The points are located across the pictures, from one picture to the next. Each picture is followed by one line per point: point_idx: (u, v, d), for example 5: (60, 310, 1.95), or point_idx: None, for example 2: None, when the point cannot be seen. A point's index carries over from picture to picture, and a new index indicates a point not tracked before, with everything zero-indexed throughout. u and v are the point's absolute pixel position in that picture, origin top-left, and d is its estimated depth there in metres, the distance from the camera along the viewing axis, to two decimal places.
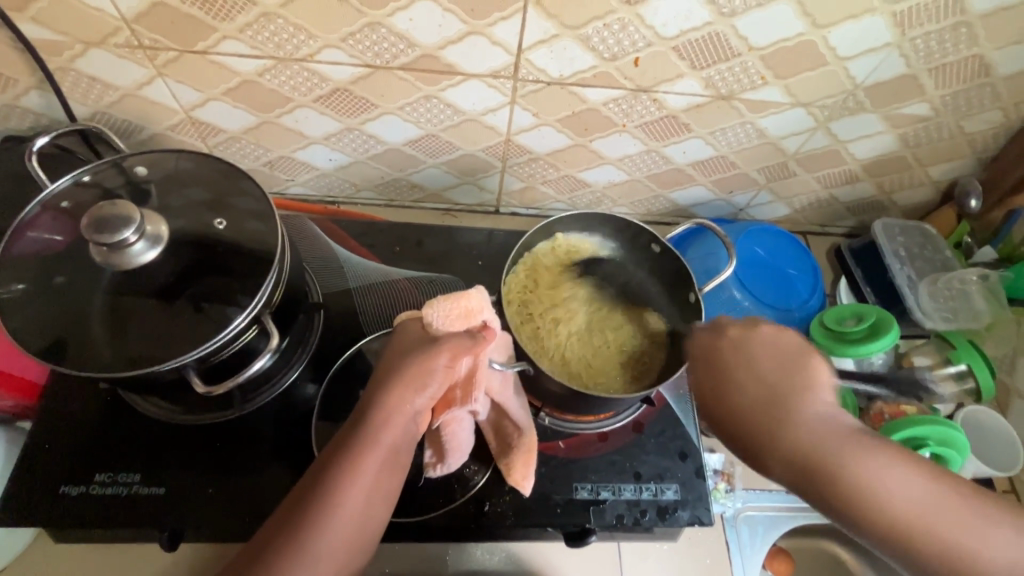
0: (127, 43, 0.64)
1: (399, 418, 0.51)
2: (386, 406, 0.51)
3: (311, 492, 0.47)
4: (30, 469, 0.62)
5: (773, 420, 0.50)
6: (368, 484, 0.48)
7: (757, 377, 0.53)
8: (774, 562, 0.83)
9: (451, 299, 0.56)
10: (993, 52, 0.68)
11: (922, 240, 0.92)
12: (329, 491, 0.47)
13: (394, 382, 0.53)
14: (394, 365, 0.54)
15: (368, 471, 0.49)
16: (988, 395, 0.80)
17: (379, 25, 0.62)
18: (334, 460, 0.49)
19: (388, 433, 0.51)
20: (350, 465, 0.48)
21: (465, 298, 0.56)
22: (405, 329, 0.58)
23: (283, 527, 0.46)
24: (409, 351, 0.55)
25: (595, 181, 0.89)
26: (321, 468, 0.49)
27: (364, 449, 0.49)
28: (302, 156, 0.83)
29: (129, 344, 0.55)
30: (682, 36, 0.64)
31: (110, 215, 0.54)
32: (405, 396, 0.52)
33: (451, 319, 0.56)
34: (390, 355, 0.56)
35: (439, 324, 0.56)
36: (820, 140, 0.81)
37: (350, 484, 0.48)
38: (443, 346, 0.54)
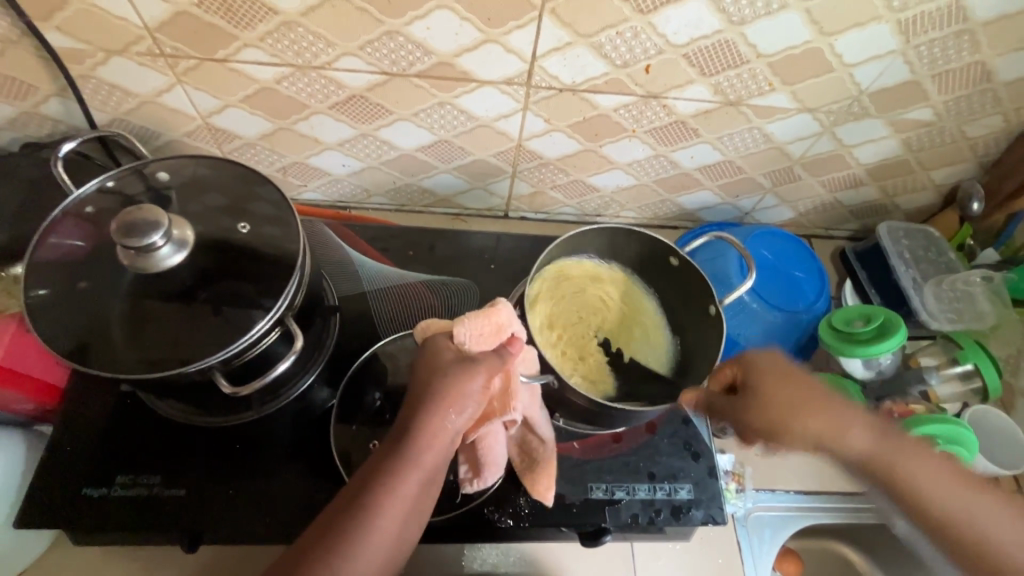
0: (148, 51, 0.65)
1: (439, 442, 0.52)
2: (425, 428, 0.52)
3: (348, 514, 0.48)
4: (51, 472, 0.63)
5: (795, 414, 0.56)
6: (409, 505, 0.49)
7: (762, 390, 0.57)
8: (784, 563, 0.84)
9: (481, 316, 0.57)
10: (995, 59, 0.70)
11: (926, 243, 0.93)
12: (366, 513, 0.48)
13: (434, 403, 0.53)
14: (430, 383, 0.54)
15: (409, 491, 0.50)
16: (995, 395, 0.80)
17: (397, 33, 0.64)
18: (374, 479, 0.49)
19: (428, 456, 0.51)
20: (389, 488, 0.49)
21: (494, 313, 0.58)
22: (436, 345, 0.58)
23: (325, 544, 0.47)
24: (444, 369, 0.55)
25: (603, 185, 0.90)
26: (360, 488, 0.49)
27: (402, 473, 0.50)
28: (316, 162, 0.84)
29: (155, 348, 0.56)
30: (692, 44, 0.66)
31: (139, 220, 0.54)
32: (446, 419, 0.53)
33: (483, 335, 0.57)
34: (422, 371, 0.56)
35: (469, 341, 0.57)
36: (825, 145, 0.82)
37: (386, 509, 0.48)
38: (481, 365, 0.56)
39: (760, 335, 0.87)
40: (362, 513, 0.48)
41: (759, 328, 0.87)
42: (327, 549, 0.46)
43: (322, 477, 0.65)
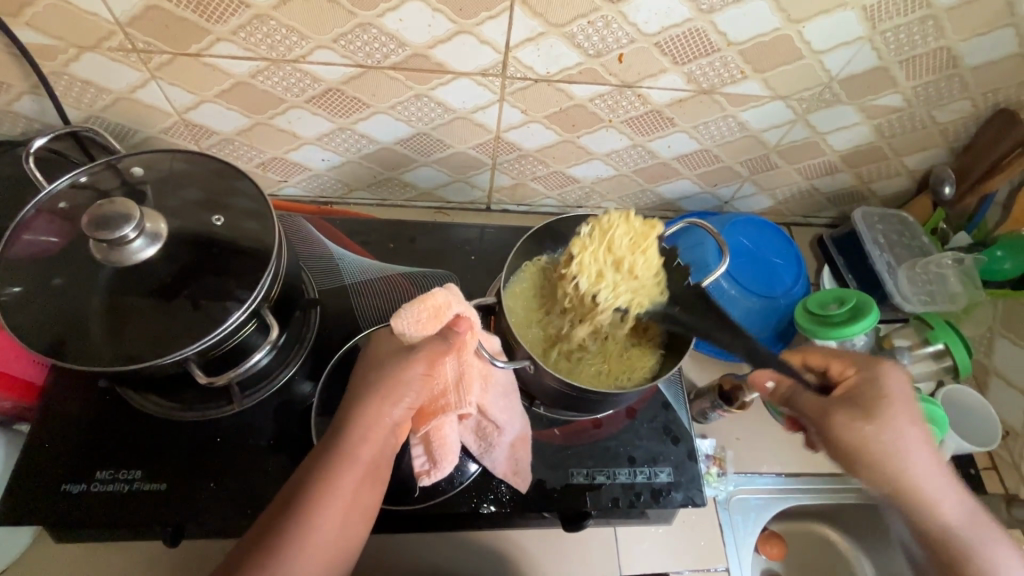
0: (120, 46, 0.65)
1: (377, 432, 0.52)
2: (362, 420, 0.52)
3: (285, 511, 0.48)
4: (31, 469, 0.62)
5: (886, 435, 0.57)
6: (346, 498, 0.50)
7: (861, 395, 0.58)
8: (767, 546, 0.86)
9: (417, 302, 0.56)
10: (960, 44, 0.71)
11: (900, 228, 0.95)
12: (302, 509, 0.48)
13: (369, 393, 0.53)
14: (370, 376, 0.55)
15: (346, 485, 0.50)
16: (965, 372, 0.82)
17: (370, 25, 0.64)
18: (312, 477, 0.50)
19: (365, 448, 0.51)
20: (324, 483, 0.49)
21: (430, 298, 0.57)
22: (381, 339, 0.59)
23: (264, 543, 0.47)
24: (385, 360, 0.56)
25: (583, 176, 0.91)
26: (297, 485, 0.50)
27: (338, 466, 0.50)
28: (295, 157, 0.84)
29: (129, 341, 0.56)
30: (663, 32, 0.66)
31: (109, 213, 0.55)
32: (383, 409, 0.53)
33: (422, 322, 0.56)
34: (364, 365, 0.57)
35: (412, 332, 0.56)
36: (800, 132, 0.83)
37: (323, 503, 0.49)
38: (420, 354, 0.55)
39: (740, 319, 0.89)
40: (298, 509, 0.48)
41: (739, 313, 0.88)
42: (263, 550, 0.47)
43: None
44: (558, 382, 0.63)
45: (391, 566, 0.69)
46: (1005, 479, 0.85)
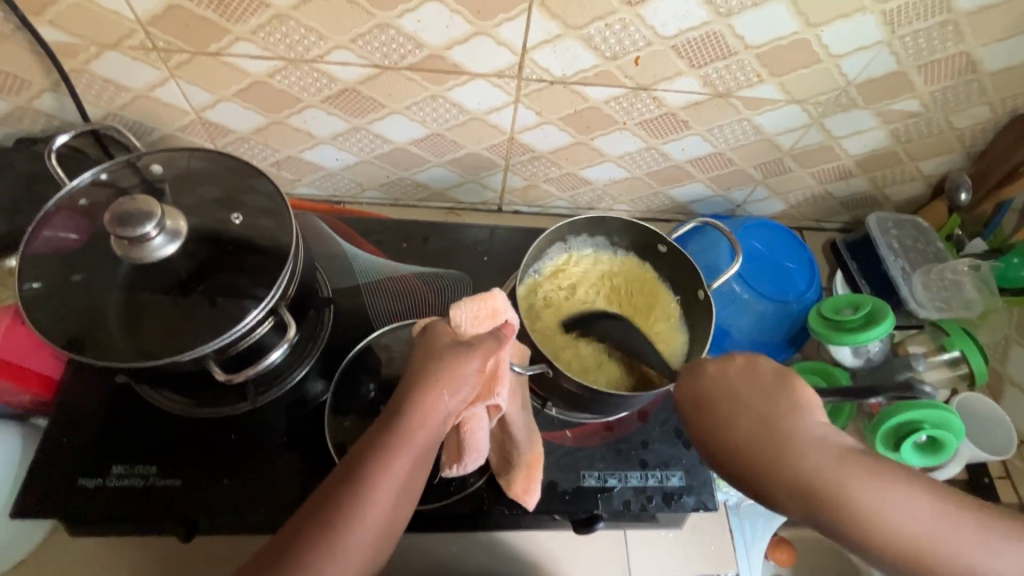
0: (141, 45, 0.65)
1: (432, 420, 0.52)
2: (418, 406, 0.52)
3: (338, 491, 0.47)
4: (48, 464, 0.63)
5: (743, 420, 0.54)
6: (398, 483, 0.49)
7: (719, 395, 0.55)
8: (776, 551, 0.85)
9: (478, 299, 0.58)
10: (979, 49, 0.71)
11: (915, 233, 0.94)
12: (357, 491, 0.47)
13: (428, 381, 0.53)
14: (426, 365, 0.55)
15: (400, 470, 0.49)
16: (981, 379, 0.81)
17: (388, 26, 0.64)
18: (366, 459, 0.49)
19: (419, 433, 0.51)
20: (381, 465, 0.48)
21: (490, 298, 0.58)
22: (434, 332, 0.59)
23: (311, 517, 0.46)
24: (442, 353, 0.56)
25: (596, 178, 0.91)
26: (350, 466, 0.48)
27: (394, 448, 0.49)
28: (309, 156, 0.84)
29: (147, 338, 0.56)
30: (681, 35, 0.66)
31: (132, 210, 0.55)
32: (440, 397, 0.53)
33: (479, 319, 0.58)
34: (418, 355, 0.57)
35: (467, 325, 0.57)
36: (814, 137, 0.83)
37: (378, 485, 0.48)
38: (476, 349, 0.55)
39: (752, 323, 0.88)
40: (351, 489, 0.47)
41: (750, 316, 0.88)
42: (311, 525, 0.46)
43: (318, 467, 0.66)
44: (575, 384, 0.62)
45: (400, 566, 0.69)
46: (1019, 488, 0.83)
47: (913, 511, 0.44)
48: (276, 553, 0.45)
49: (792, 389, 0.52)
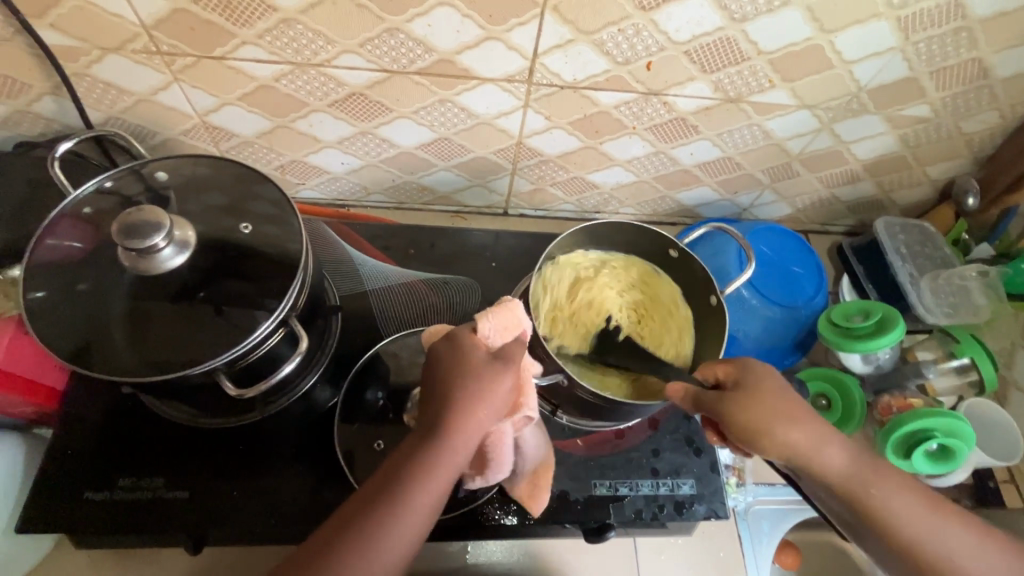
0: (144, 49, 0.64)
1: (471, 438, 0.51)
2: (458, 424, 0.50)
3: (377, 507, 0.47)
4: (53, 476, 0.62)
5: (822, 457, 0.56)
6: (437, 501, 0.49)
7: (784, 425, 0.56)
8: (783, 556, 0.87)
9: (501, 309, 0.53)
10: (992, 56, 0.71)
11: (922, 238, 0.94)
12: (396, 507, 0.47)
13: (462, 400, 0.51)
14: (458, 378, 0.51)
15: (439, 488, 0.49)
16: (992, 387, 0.82)
17: (397, 30, 0.63)
18: (403, 476, 0.48)
19: (460, 453, 0.50)
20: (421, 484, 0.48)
21: (513, 309, 0.54)
22: (461, 340, 0.53)
23: (350, 535, 0.46)
24: (476, 370, 0.52)
25: (602, 182, 0.91)
26: (389, 478, 0.48)
27: (434, 466, 0.49)
28: (314, 160, 0.83)
29: (156, 351, 0.55)
30: (694, 40, 0.66)
31: (139, 221, 0.54)
32: (478, 418, 0.51)
33: (504, 331, 0.53)
34: (449, 363, 0.52)
35: (494, 338, 0.53)
36: (824, 141, 0.83)
37: (417, 501, 0.48)
38: (509, 366, 0.53)
39: (759, 329, 0.88)
40: (390, 506, 0.47)
41: (758, 323, 0.87)
42: (353, 540, 0.46)
43: (328, 476, 0.65)
44: (590, 392, 0.62)
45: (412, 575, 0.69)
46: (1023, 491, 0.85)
47: (957, 538, 0.54)
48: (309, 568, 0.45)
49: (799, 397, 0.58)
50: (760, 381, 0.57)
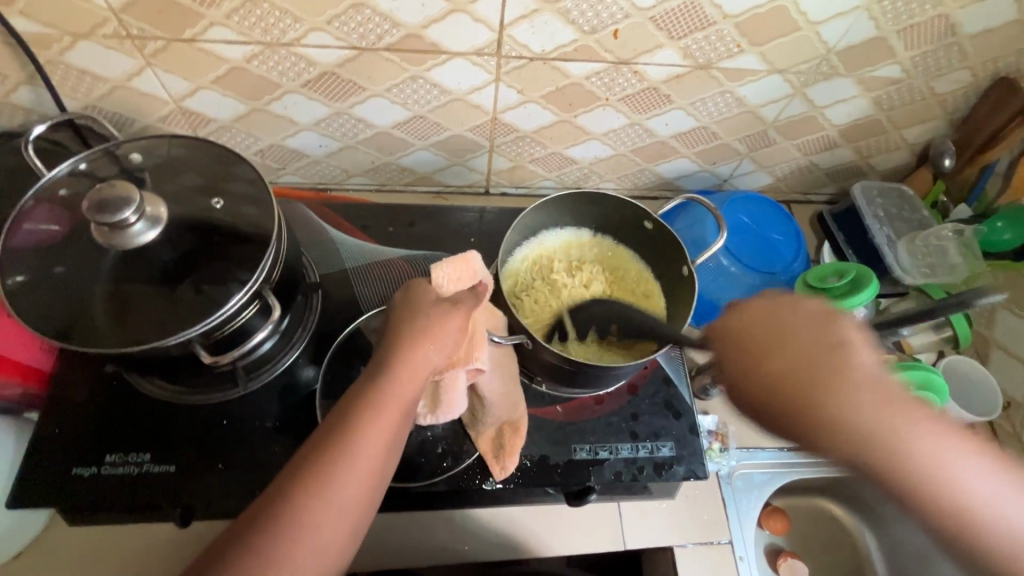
0: (115, 33, 0.65)
1: (420, 375, 0.54)
2: (405, 366, 0.53)
3: (332, 443, 0.49)
4: (43, 456, 0.64)
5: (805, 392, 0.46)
6: (388, 436, 0.51)
7: (787, 352, 0.48)
8: (771, 520, 0.86)
9: (455, 262, 0.60)
10: (958, 12, 0.71)
11: (899, 202, 0.95)
12: (349, 440, 0.49)
13: (417, 340, 0.55)
14: (410, 324, 0.56)
15: (389, 421, 0.51)
16: (965, 343, 0.83)
17: (363, 6, 0.64)
18: (355, 410, 0.51)
19: (410, 387, 0.53)
20: (373, 417, 0.50)
21: (470, 259, 0.61)
22: (415, 291, 0.60)
23: (303, 471, 0.48)
24: (428, 315, 0.57)
25: (581, 157, 0.91)
26: (343, 417, 0.50)
27: (385, 401, 0.51)
28: (293, 143, 0.84)
29: (133, 326, 0.56)
30: (658, 6, 0.66)
31: (110, 197, 0.55)
32: (426, 355, 0.55)
33: (457, 279, 0.60)
34: (402, 314, 0.58)
35: (448, 286, 0.60)
36: (798, 107, 0.83)
37: (368, 432, 0.50)
38: (458, 310, 0.58)
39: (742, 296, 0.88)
40: (345, 438, 0.49)
41: (741, 290, 0.88)
42: (309, 475, 0.47)
43: None
44: (558, 356, 0.64)
45: (401, 542, 0.70)
46: (1007, 448, 0.86)
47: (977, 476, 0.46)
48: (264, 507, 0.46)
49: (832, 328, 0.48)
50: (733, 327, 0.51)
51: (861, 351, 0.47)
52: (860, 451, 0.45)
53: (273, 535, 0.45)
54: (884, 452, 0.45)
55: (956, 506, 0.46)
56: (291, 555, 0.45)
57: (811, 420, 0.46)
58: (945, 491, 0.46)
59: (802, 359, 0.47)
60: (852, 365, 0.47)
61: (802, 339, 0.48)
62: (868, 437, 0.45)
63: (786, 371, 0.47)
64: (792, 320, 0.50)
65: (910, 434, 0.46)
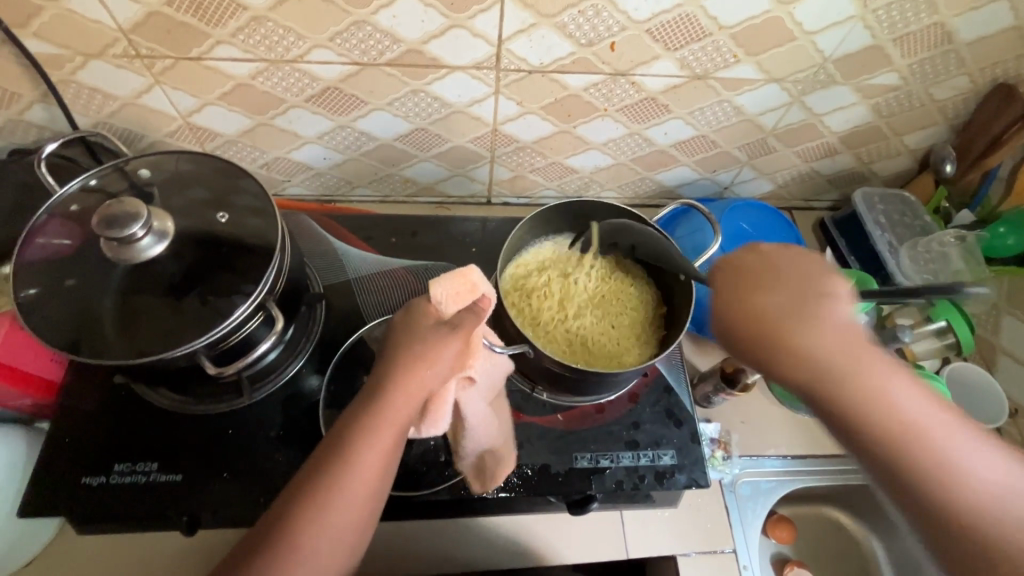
0: (125, 53, 0.67)
1: (413, 397, 0.54)
2: (398, 388, 0.54)
3: (324, 469, 0.50)
4: (54, 465, 0.65)
5: (787, 323, 0.48)
6: (381, 460, 0.51)
7: (782, 287, 0.50)
8: (777, 530, 0.85)
9: (454, 277, 0.59)
10: (954, 20, 0.71)
11: (902, 208, 0.95)
12: (341, 465, 0.50)
13: (410, 362, 0.55)
14: (406, 345, 0.57)
15: (381, 445, 0.51)
16: (968, 350, 0.83)
17: (365, 23, 0.65)
18: (348, 435, 0.51)
19: (403, 409, 0.53)
20: (365, 442, 0.51)
21: (467, 274, 0.59)
22: (417, 308, 0.60)
23: (298, 497, 0.49)
24: (421, 334, 0.58)
25: (581, 166, 0.92)
26: (335, 441, 0.51)
27: (377, 426, 0.52)
28: (297, 156, 0.86)
29: (141, 338, 0.58)
30: (654, 19, 0.67)
31: (118, 213, 0.56)
32: (420, 376, 0.55)
33: (457, 296, 0.58)
34: (399, 337, 0.58)
35: (446, 303, 0.58)
36: (796, 115, 0.83)
37: (361, 458, 0.50)
38: (456, 331, 0.58)
39: None
40: (337, 464, 0.50)
41: None
42: (304, 502, 0.48)
43: None
44: (557, 364, 0.64)
45: (403, 549, 0.71)
46: None
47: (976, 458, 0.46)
48: (261, 534, 0.48)
49: (833, 280, 0.50)
50: (739, 271, 0.52)
51: (846, 304, 0.49)
52: (812, 381, 0.48)
53: (275, 562, 0.47)
54: (856, 393, 0.47)
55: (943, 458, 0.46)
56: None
57: (790, 348, 0.48)
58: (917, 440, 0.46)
59: (799, 298, 0.49)
60: (832, 310, 0.48)
61: (793, 276, 0.50)
62: (844, 366, 0.47)
63: (771, 306, 0.49)
64: (782, 264, 0.51)
65: (890, 380, 0.47)
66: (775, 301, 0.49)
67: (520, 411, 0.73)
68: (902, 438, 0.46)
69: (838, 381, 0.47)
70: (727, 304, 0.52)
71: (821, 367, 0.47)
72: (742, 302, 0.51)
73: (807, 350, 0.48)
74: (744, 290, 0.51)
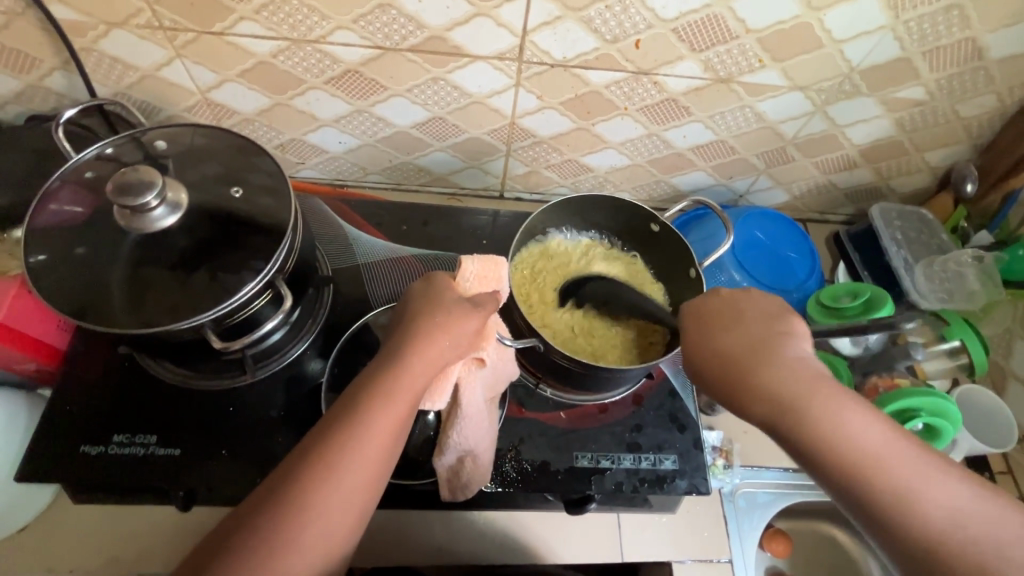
0: (148, 24, 0.67)
1: (428, 371, 0.53)
2: (415, 359, 0.53)
3: (335, 434, 0.49)
4: (53, 432, 0.65)
5: (712, 345, 0.55)
6: (393, 430, 0.50)
7: (721, 324, 0.56)
8: (771, 542, 0.83)
9: (484, 260, 0.62)
10: (985, 36, 0.70)
11: (919, 226, 0.94)
12: (353, 431, 0.49)
13: (427, 336, 0.54)
14: (424, 320, 0.56)
15: (393, 416, 0.50)
16: (981, 370, 0.82)
17: (389, 6, 0.65)
18: (362, 402, 0.50)
19: (417, 382, 0.52)
20: (379, 410, 0.50)
21: (497, 262, 0.62)
22: (436, 288, 0.59)
23: (307, 460, 0.48)
24: (438, 310, 0.57)
25: (597, 165, 0.91)
26: (348, 408, 0.50)
27: (391, 396, 0.51)
28: (312, 138, 0.85)
29: (147, 310, 0.57)
30: (681, 18, 0.66)
31: (133, 180, 0.56)
32: (436, 352, 0.54)
33: (482, 278, 0.61)
34: (417, 309, 0.57)
35: (470, 282, 0.61)
36: (818, 125, 0.82)
37: (371, 425, 0.49)
38: (476, 312, 0.57)
39: None
40: (349, 429, 0.49)
41: None
42: (313, 463, 0.47)
43: None
44: (564, 358, 0.64)
45: (396, 539, 0.70)
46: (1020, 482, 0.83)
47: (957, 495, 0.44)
48: (266, 495, 0.47)
49: (783, 321, 0.56)
50: (714, 304, 0.58)
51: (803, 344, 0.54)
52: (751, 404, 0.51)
53: (280, 519, 0.45)
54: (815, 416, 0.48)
55: (885, 483, 0.44)
56: (293, 545, 0.45)
57: (744, 390, 0.52)
58: (889, 479, 0.45)
59: (752, 338, 0.54)
60: (785, 350, 0.53)
61: (755, 324, 0.55)
62: (734, 378, 0.53)
63: (739, 347, 0.54)
64: (743, 306, 0.57)
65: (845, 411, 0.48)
66: (737, 335, 0.55)
67: (522, 406, 0.72)
68: (836, 467, 0.46)
69: (779, 399, 0.50)
70: (688, 337, 0.58)
71: (759, 387, 0.51)
72: (708, 336, 0.56)
73: (748, 378, 0.52)
74: (714, 326, 0.57)
